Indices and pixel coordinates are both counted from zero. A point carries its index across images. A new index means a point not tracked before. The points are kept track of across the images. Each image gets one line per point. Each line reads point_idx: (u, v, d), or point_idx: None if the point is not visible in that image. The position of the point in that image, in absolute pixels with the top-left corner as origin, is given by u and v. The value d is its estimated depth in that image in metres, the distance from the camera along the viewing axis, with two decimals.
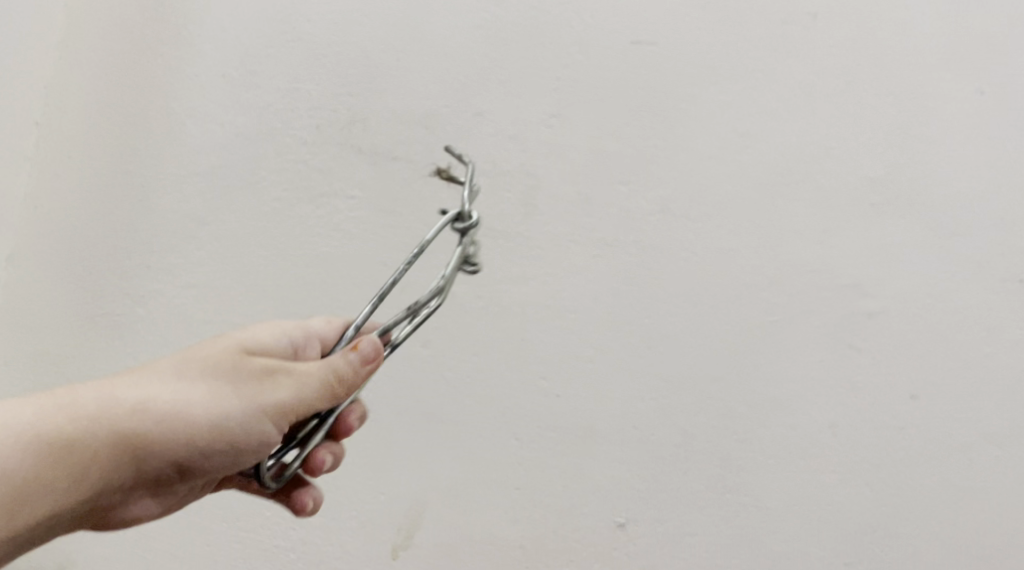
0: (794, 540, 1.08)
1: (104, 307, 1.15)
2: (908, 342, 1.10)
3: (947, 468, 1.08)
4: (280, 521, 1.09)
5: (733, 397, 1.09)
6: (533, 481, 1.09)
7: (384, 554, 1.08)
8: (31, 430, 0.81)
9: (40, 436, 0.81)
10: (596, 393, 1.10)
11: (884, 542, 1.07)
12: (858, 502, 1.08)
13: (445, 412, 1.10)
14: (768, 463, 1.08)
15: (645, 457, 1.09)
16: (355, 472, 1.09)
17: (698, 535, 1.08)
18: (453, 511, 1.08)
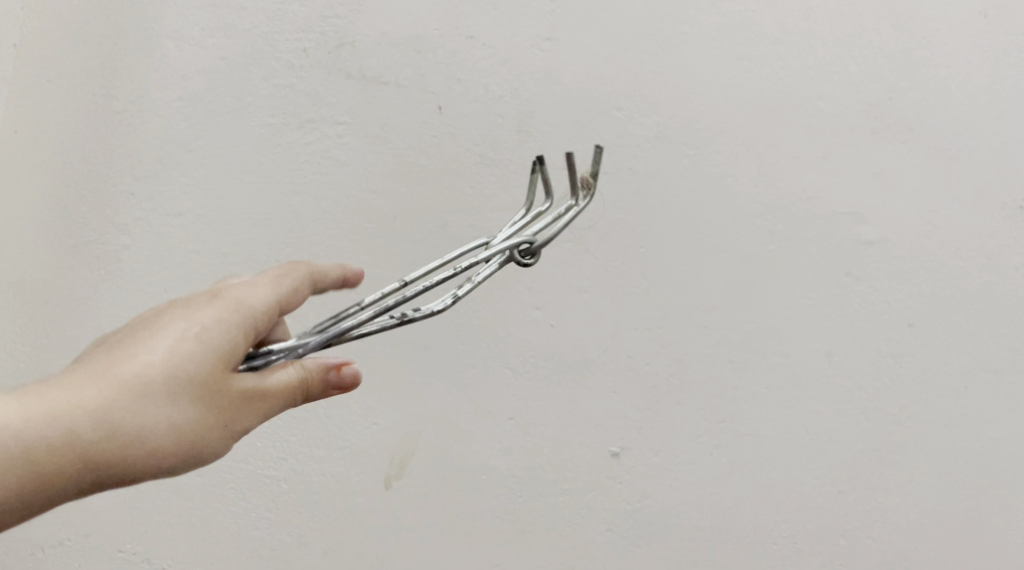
0: (789, 468, 1.07)
1: (87, 235, 1.12)
2: (906, 270, 1.08)
3: (943, 396, 1.07)
4: (272, 452, 1.07)
5: (729, 326, 1.08)
6: (527, 411, 1.08)
7: (378, 484, 1.07)
8: None
9: None
10: (591, 323, 1.08)
11: (878, 470, 1.07)
12: (854, 430, 1.07)
13: (438, 343, 1.08)
14: (763, 392, 1.08)
15: (639, 386, 1.08)
16: (346, 402, 1.08)
17: (693, 464, 1.07)
18: (447, 440, 1.07)
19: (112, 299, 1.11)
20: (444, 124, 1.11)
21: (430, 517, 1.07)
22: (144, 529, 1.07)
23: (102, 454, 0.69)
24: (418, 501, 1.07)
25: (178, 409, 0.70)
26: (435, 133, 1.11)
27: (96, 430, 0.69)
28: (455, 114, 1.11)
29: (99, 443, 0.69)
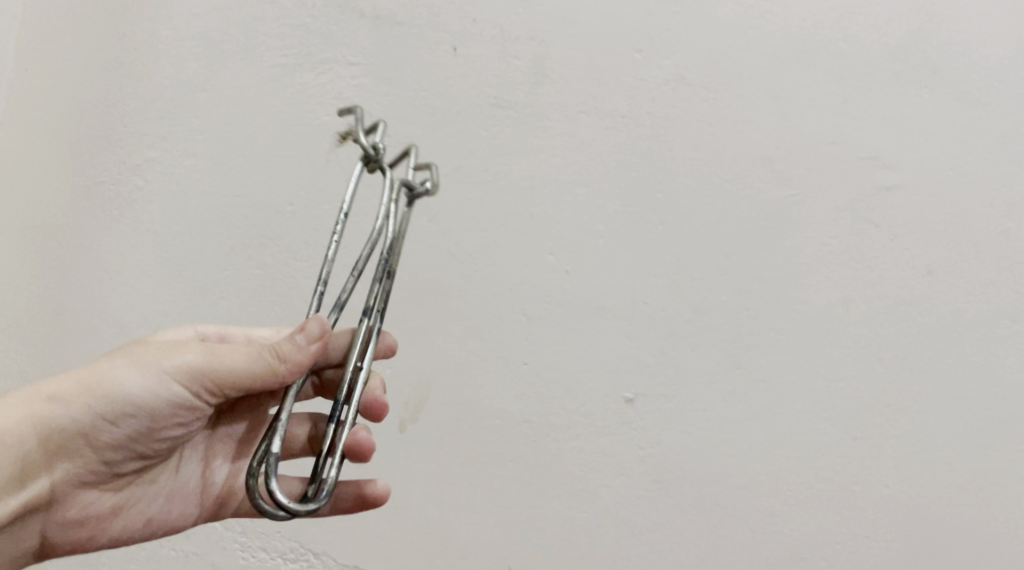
0: (804, 415, 1.06)
1: (99, 175, 1.12)
2: (927, 216, 1.07)
3: (961, 343, 1.06)
4: None
5: (745, 272, 1.07)
6: (540, 356, 1.08)
7: (391, 428, 1.07)
8: None
9: None
10: (606, 268, 1.08)
11: (894, 418, 1.06)
12: (870, 377, 1.06)
13: (452, 288, 1.08)
14: (779, 338, 1.07)
15: (654, 333, 1.07)
16: None
17: (707, 410, 1.07)
18: (459, 385, 1.07)
19: (122, 240, 1.11)
20: (459, 65, 1.10)
21: (442, 460, 1.07)
22: None
23: (30, 417, 0.85)
24: (431, 444, 1.07)
25: (99, 368, 0.86)
26: (449, 74, 1.10)
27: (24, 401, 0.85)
28: (470, 55, 1.10)
29: (29, 408, 0.85)
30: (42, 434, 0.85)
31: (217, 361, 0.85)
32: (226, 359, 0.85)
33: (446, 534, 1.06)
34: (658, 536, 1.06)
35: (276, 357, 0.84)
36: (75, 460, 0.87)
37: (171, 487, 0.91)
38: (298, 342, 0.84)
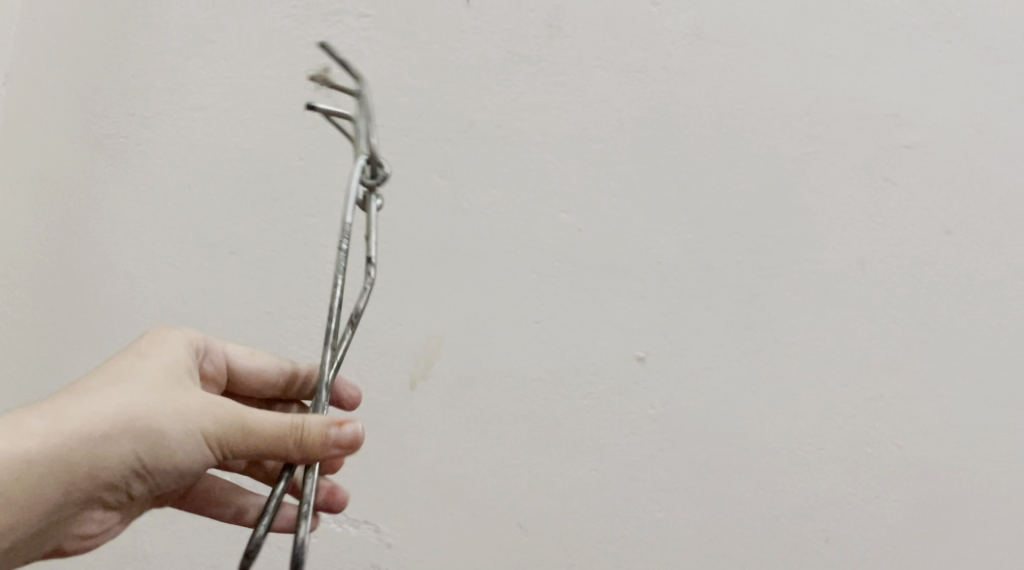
0: (817, 375, 1.06)
1: (108, 127, 1.11)
2: (945, 175, 1.05)
3: (977, 304, 1.05)
4: (297, 348, 1.08)
5: (760, 231, 1.06)
6: (551, 315, 1.07)
7: (401, 385, 1.07)
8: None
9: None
10: (619, 227, 1.07)
11: (908, 380, 1.05)
12: (884, 338, 1.05)
13: (463, 246, 1.07)
14: (792, 298, 1.06)
15: (666, 292, 1.06)
16: (370, 303, 1.08)
17: (718, 370, 1.06)
18: (470, 343, 1.07)
19: (133, 194, 1.11)
20: (472, 18, 1.07)
21: (452, 418, 1.07)
22: None
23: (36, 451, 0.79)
24: (440, 403, 1.07)
25: (131, 419, 0.80)
26: (462, 27, 1.08)
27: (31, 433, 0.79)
28: (483, 7, 1.07)
29: (45, 437, 0.79)
30: (73, 477, 0.80)
31: (245, 427, 0.80)
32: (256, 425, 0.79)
33: (455, 491, 1.07)
34: (668, 495, 1.06)
35: (304, 451, 0.78)
36: (98, 500, 0.83)
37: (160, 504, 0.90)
38: (330, 436, 0.78)
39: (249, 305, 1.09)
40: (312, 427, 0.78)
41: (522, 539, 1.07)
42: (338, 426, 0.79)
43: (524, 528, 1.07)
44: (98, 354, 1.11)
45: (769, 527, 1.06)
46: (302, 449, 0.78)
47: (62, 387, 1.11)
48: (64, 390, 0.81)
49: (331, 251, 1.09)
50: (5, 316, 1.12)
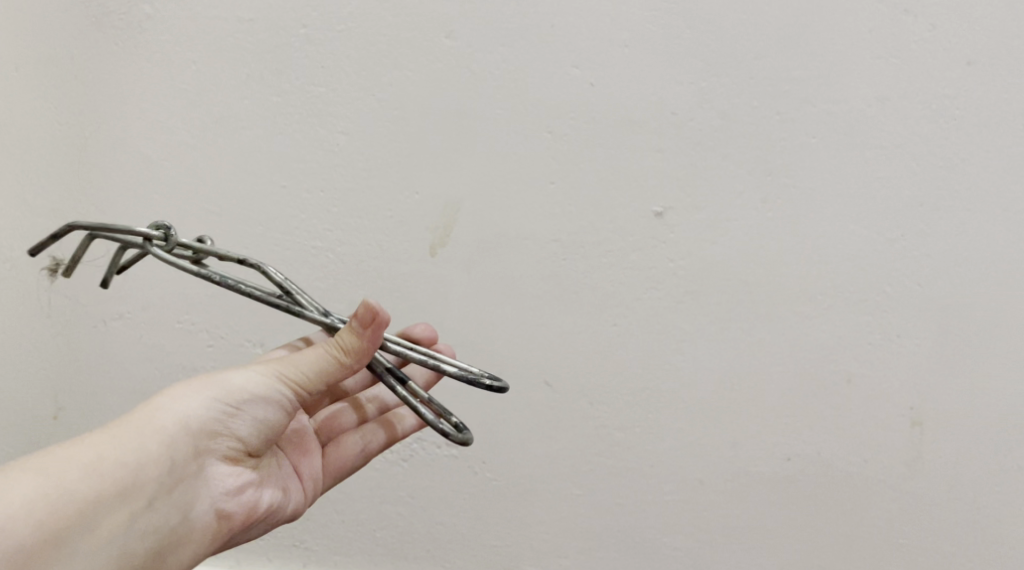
0: (837, 219, 1.05)
1: (105, 4, 1.09)
2: (968, 3, 1.01)
3: (1002, 135, 1.03)
4: (317, 222, 1.09)
5: (777, 75, 1.04)
6: (567, 174, 1.07)
7: (422, 252, 1.09)
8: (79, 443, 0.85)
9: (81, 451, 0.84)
10: (632, 79, 1.05)
11: (930, 218, 1.04)
12: (906, 177, 1.04)
13: (475, 109, 1.07)
14: (812, 142, 1.04)
15: (683, 144, 1.05)
16: (386, 171, 1.08)
17: (737, 219, 1.06)
18: (488, 207, 1.07)
19: (141, 74, 1.10)
20: None
21: (475, 281, 1.09)
22: (200, 299, 1.12)
23: (107, 459, 0.85)
24: (461, 267, 1.08)
25: (182, 390, 0.88)
26: None
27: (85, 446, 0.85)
28: None
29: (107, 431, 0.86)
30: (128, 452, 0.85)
31: (292, 375, 0.89)
32: (304, 365, 0.89)
33: (481, 352, 1.10)
34: (691, 346, 1.08)
35: (342, 352, 0.88)
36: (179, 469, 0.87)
37: (283, 478, 0.95)
38: (358, 326, 0.87)
39: (264, 179, 1.10)
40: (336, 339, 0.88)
41: (549, 394, 1.10)
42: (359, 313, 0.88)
43: (551, 385, 1.09)
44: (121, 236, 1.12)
45: (792, 372, 1.07)
46: (354, 357, 0.88)
47: (89, 272, 1.13)
48: None
49: (342, 122, 1.08)
50: (26, 202, 1.12)
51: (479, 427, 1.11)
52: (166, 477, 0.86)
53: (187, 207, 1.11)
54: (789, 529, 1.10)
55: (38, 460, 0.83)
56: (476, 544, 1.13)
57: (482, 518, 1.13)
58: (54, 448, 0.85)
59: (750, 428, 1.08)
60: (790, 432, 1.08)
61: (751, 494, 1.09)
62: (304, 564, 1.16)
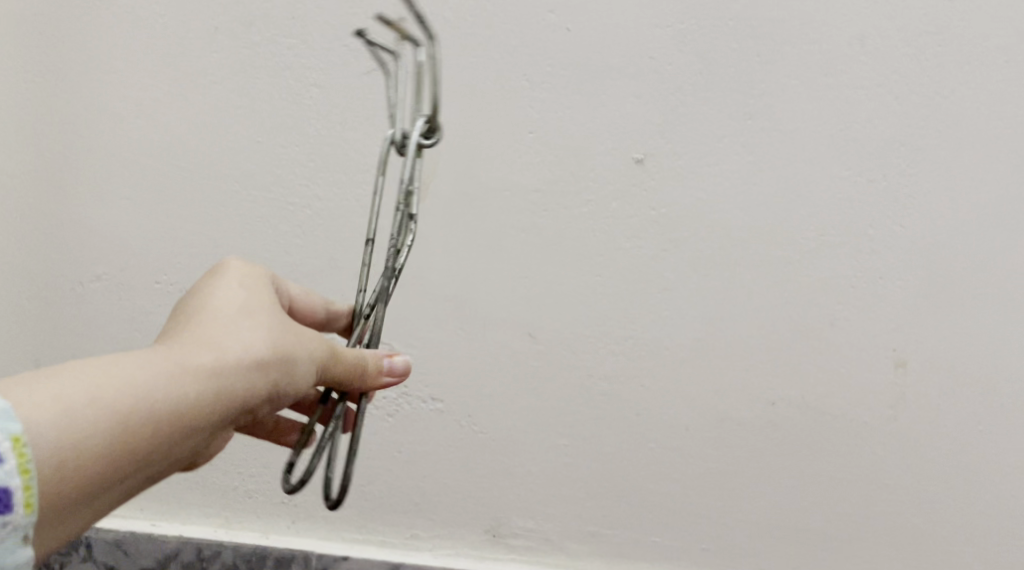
0: (820, 162, 1.04)
1: None
2: None
3: (984, 72, 1.01)
4: (292, 179, 1.08)
5: (756, 16, 1.02)
6: (545, 123, 1.05)
7: (400, 207, 1.07)
8: (103, 406, 0.70)
9: (107, 418, 0.70)
10: (609, 24, 1.03)
11: (913, 158, 1.03)
12: (888, 116, 1.03)
13: (450, 58, 1.05)
14: (793, 84, 1.03)
15: (662, 89, 1.04)
16: (361, 125, 1.06)
17: (719, 165, 1.04)
18: (466, 158, 1.06)
19: (107, 29, 1.07)
20: None
21: (455, 235, 1.07)
22: (176, 259, 1.10)
23: (135, 426, 0.71)
24: (440, 220, 1.07)
25: (229, 365, 0.75)
26: None
27: (111, 413, 0.70)
28: None
29: (142, 398, 0.71)
30: (168, 425, 0.72)
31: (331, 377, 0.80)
32: (342, 360, 0.80)
33: (463, 306, 1.09)
34: (675, 295, 1.07)
35: (368, 376, 0.82)
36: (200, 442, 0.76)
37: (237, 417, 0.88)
38: (382, 368, 0.82)
39: (238, 135, 1.08)
40: (364, 357, 0.82)
41: (533, 347, 1.09)
42: (387, 358, 0.83)
43: (534, 337, 1.09)
44: (92, 196, 1.10)
45: (776, 318, 1.07)
46: (364, 383, 0.82)
47: (62, 233, 1.11)
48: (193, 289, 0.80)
49: (316, 75, 1.06)
50: None
51: (463, 381, 1.10)
52: (184, 453, 0.75)
53: (160, 166, 1.09)
54: (774, 472, 1.10)
55: (58, 418, 0.69)
56: (464, 497, 1.13)
57: (468, 470, 1.13)
58: (62, 397, 0.69)
59: (735, 375, 1.08)
60: (774, 377, 1.08)
61: (737, 440, 1.09)
62: (292, 521, 1.15)
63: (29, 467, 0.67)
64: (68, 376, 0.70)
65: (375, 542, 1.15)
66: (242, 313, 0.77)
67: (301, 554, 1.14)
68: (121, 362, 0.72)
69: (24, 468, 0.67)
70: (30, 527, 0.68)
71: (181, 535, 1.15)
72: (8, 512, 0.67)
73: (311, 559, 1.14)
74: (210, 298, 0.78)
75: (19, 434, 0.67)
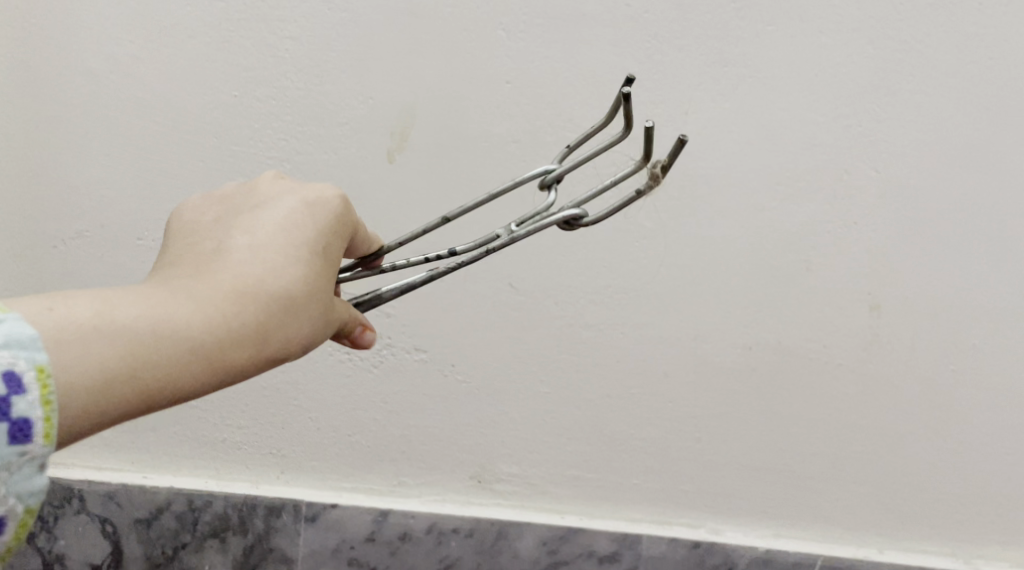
0: (795, 108, 1.05)
1: None
2: None
3: (957, 16, 1.02)
4: (271, 132, 1.08)
5: None
6: (522, 73, 1.05)
7: (380, 159, 1.08)
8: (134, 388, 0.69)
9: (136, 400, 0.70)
10: None
11: (886, 103, 1.04)
12: (862, 62, 1.04)
13: (427, 9, 1.05)
14: (768, 30, 1.04)
15: (638, 37, 1.04)
16: (339, 77, 1.06)
17: (695, 112, 1.05)
18: (445, 110, 1.06)
19: None
20: None
21: (435, 186, 1.08)
22: (157, 214, 1.10)
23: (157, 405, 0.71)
24: (420, 172, 1.08)
25: (261, 358, 0.74)
26: None
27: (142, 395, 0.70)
28: None
29: (175, 383, 0.71)
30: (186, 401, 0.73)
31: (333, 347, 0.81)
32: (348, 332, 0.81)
33: None
34: (653, 242, 1.08)
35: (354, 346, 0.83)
36: None
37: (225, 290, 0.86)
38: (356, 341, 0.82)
39: (216, 88, 1.08)
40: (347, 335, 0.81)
41: (513, 296, 1.10)
42: (362, 329, 0.82)
43: (515, 288, 1.10)
44: (70, 152, 1.10)
45: (752, 263, 1.08)
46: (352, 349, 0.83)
47: (40, 189, 1.11)
48: (256, 241, 0.75)
49: (293, 27, 1.06)
50: None
51: (446, 331, 1.12)
52: None
53: (137, 120, 1.09)
54: (752, 415, 1.13)
55: (91, 395, 0.68)
56: (449, 444, 1.16)
57: (453, 419, 1.15)
58: (100, 366, 0.68)
59: (713, 320, 1.10)
60: (752, 323, 1.10)
61: (715, 384, 1.12)
62: (281, 472, 1.17)
63: (51, 399, 0.66)
64: (106, 350, 0.69)
65: (363, 490, 1.17)
66: (299, 298, 0.75)
67: (291, 503, 1.16)
68: (162, 341, 0.70)
69: (45, 400, 0.66)
70: (47, 457, 0.66)
71: (172, 486, 1.17)
72: (27, 441, 0.65)
73: (300, 507, 1.16)
74: (276, 269, 0.75)
75: (44, 367, 0.66)
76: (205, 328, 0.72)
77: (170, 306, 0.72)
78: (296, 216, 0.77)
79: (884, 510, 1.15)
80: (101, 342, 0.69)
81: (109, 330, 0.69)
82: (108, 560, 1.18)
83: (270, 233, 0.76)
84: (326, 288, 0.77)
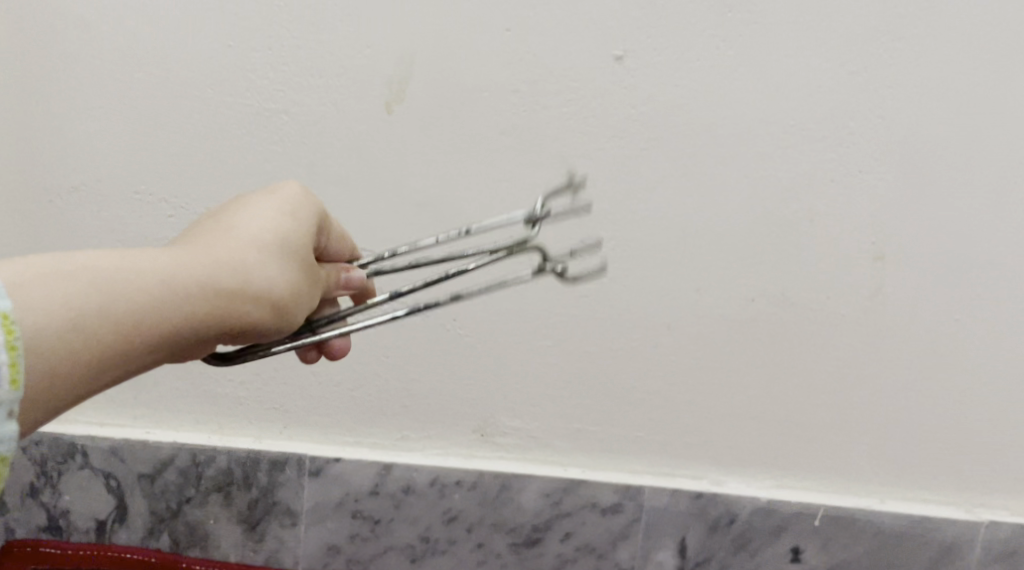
0: (799, 54, 1.03)
1: None
2: None
3: None
4: (268, 84, 1.07)
5: None
6: (522, 21, 1.04)
7: (378, 111, 1.07)
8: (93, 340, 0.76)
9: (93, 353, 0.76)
10: None
11: (892, 49, 1.03)
12: (868, 6, 1.02)
13: None
14: None
15: None
16: (336, 27, 1.05)
17: (698, 60, 1.04)
18: (443, 59, 1.05)
19: None
20: None
21: (434, 138, 1.07)
22: (153, 169, 1.09)
23: (114, 360, 0.77)
24: (419, 123, 1.07)
25: (215, 323, 0.81)
26: None
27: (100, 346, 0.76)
28: None
29: (134, 336, 0.77)
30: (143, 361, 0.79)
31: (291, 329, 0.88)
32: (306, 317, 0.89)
33: (445, 211, 1.09)
34: (655, 194, 1.07)
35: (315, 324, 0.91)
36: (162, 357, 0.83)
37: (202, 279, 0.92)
38: (343, 283, 0.91)
39: (211, 39, 1.06)
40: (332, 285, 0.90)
41: (515, 248, 1.10)
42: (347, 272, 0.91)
43: (516, 241, 1.09)
44: (64, 106, 1.08)
45: (756, 214, 1.07)
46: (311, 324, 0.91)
47: (35, 144, 1.10)
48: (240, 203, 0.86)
49: None
50: None
51: (447, 285, 1.11)
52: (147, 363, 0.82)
53: (132, 73, 1.07)
54: (755, 366, 1.12)
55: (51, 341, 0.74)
56: (451, 399, 1.15)
57: (455, 374, 1.14)
58: (64, 314, 0.74)
59: (716, 271, 1.09)
60: (755, 274, 1.09)
61: (718, 336, 1.11)
62: (285, 426, 1.17)
63: (16, 343, 0.71)
64: (85, 290, 0.76)
65: (367, 444, 1.17)
66: (262, 276, 0.83)
67: (294, 457, 1.16)
68: (132, 294, 0.77)
69: (10, 343, 0.71)
70: (14, 403, 0.71)
71: (175, 442, 1.17)
72: None
73: (304, 462, 1.16)
74: (249, 251, 0.83)
75: (8, 311, 0.72)
76: (174, 288, 0.79)
77: (137, 259, 0.79)
78: (270, 213, 0.86)
79: (887, 461, 1.15)
80: (91, 283, 0.76)
81: (85, 282, 0.76)
82: (113, 514, 1.19)
83: (251, 214, 0.85)
84: (287, 275, 0.84)
